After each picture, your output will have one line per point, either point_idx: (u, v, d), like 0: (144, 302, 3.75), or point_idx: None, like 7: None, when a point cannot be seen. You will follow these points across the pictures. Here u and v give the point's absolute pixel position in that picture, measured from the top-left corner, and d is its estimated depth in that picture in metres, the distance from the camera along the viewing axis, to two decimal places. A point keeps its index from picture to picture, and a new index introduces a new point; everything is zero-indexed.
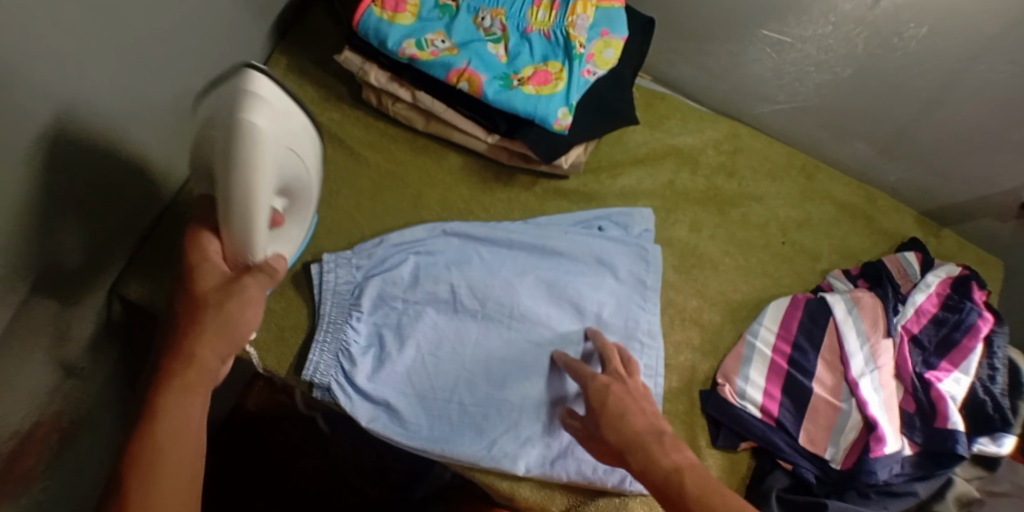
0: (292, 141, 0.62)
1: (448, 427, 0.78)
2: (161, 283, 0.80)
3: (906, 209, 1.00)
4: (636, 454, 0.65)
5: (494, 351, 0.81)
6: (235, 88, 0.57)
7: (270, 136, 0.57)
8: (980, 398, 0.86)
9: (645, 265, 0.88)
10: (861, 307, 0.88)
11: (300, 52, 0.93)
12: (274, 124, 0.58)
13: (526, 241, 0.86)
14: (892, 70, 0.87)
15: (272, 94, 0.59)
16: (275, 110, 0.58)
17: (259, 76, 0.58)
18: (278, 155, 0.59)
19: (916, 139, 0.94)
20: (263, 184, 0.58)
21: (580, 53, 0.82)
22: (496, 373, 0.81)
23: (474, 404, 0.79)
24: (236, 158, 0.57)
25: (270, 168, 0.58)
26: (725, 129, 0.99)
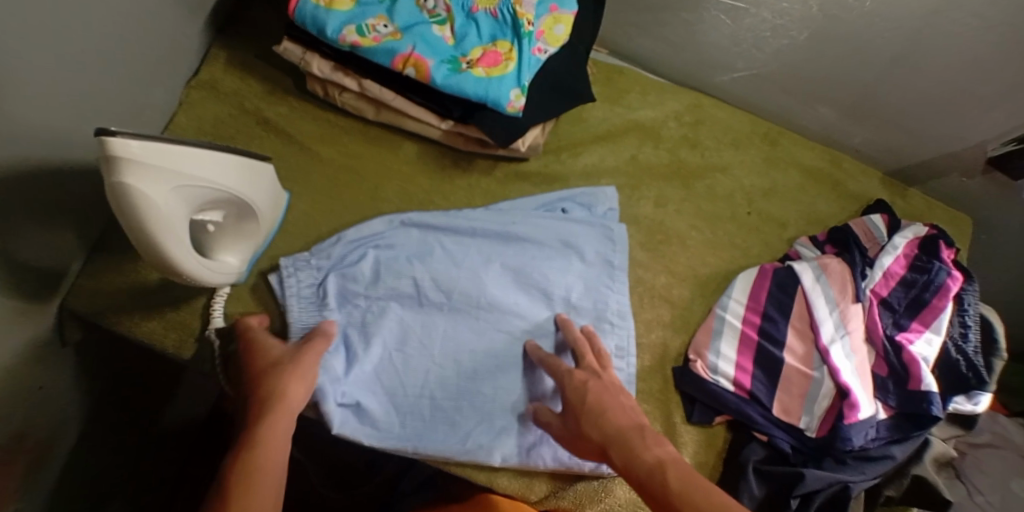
0: (190, 182, 0.64)
1: (420, 425, 0.77)
2: (110, 297, 0.78)
3: (872, 171, 0.99)
4: (618, 449, 0.64)
5: (464, 343, 0.80)
6: (101, 155, 0.59)
7: (147, 194, 0.60)
8: (953, 357, 0.86)
9: (611, 245, 0.86)
10: (829, 273, 0.87)
11: (240, 46, 0.90)
12: (152, 179, 0.60)
13: (490, 228, 0.83)
14: (850, 30, 0.85)
15: (145, 150, 0.59)
16: (151, 165, 0.59)
17: (122, 138, 0.58)
18: (170, 201, 0.62)
19: (878, 100, 0.93)
20: (160, 231, 0.62)
21: (529, 30, 0.79)
22: (466, 366, 0.79)
23: (446, 398, 0.78)
24: (125, 213, 0.60)
25: (162, 216, 0.62)
26: (686, 101, 0.97)
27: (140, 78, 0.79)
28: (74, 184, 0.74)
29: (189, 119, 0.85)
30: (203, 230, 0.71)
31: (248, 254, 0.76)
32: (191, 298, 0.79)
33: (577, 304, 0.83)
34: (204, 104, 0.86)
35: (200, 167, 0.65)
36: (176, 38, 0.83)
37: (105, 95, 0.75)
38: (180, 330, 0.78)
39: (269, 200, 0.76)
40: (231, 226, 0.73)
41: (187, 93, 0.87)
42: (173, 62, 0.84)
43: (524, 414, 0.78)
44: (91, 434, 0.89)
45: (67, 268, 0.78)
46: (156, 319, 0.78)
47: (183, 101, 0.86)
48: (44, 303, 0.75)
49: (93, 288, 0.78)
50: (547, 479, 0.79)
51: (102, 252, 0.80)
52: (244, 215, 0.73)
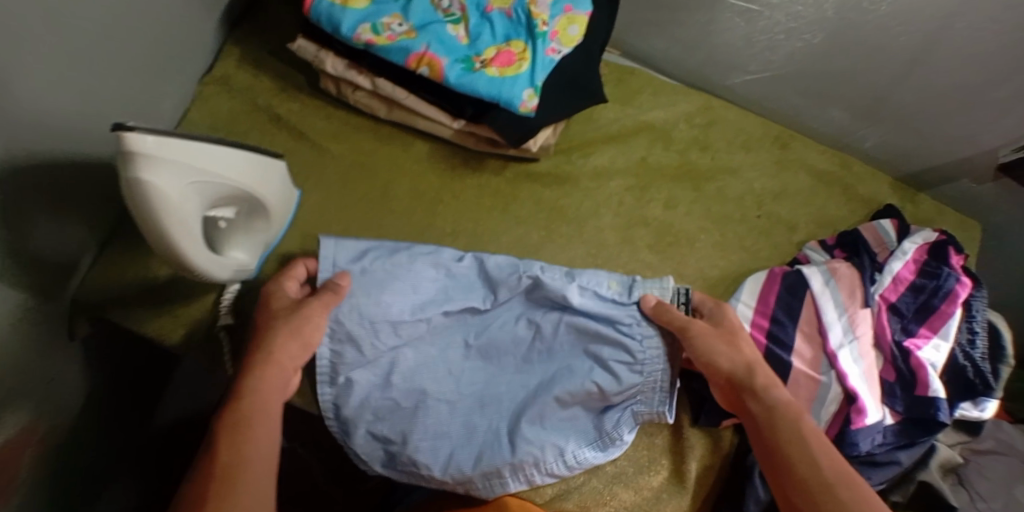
0: (204, 178, 0.64)
1: (484, 469, 0.75)
2: (122, 289, 0.78)
3: (882, 175, 0.99)
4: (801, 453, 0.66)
5: (514, 392, 0.78)
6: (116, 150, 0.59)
7: (163, 190, 0.60)
8: (961, 364, 0.86)
9: (630, 295, 0.78)
10: (839, 278, 0.86)
11: (252, 43, 0.90)
12: (168, 176, 0.60)
13: (461, 293, 0.79)
14: (864, 33, 0.85)
15: (161, 146, 0.59)
16: (167, 161, 0.60)
17: (139, 134, 0.58)
18: (186, 198, 0.62)
19: (891, 103, 0.93)
20: (176, 229, 0.62)
21: (544, 31, 0.79)
22: (523, 401, 0.77)
23: (551, 451, 0.76)
24: (141, 209, 0.61)
25: (177, 212, 0.62)
26: (697, 102, 0.97)
27: (154, 71, 0.79)
28: (84, 179, 0.74)
29: (201, 114, 0.86)
30: (214, 226, 0.71)
31: (260, 250, 0.76)
32: (203, 293, 0.79)
33: (610, 371, 0.76)
34: (216, 100, 0.86)
35: (214, 162, 0.65)
36: (187, 32, 0.83)
37: (117, 89, 0.75)
38: (191, 326, 0.78)
39: (281, 196, 0.76)
40: (242, 221, 0.73)
41: (201, 87, 0.87)
42: (185, 58, 0.84)
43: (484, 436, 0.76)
44: (99, 428, 0.90)
45: (79, 262, 0.78)
46: (166, 315, 0.78)
47: (195, 97, 0.87)
48: (55, 297, 0.75)
49: (105, 282, 0.78)
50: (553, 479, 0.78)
51: (114, 245, 0.80)
52: (256, 210, 0.73)
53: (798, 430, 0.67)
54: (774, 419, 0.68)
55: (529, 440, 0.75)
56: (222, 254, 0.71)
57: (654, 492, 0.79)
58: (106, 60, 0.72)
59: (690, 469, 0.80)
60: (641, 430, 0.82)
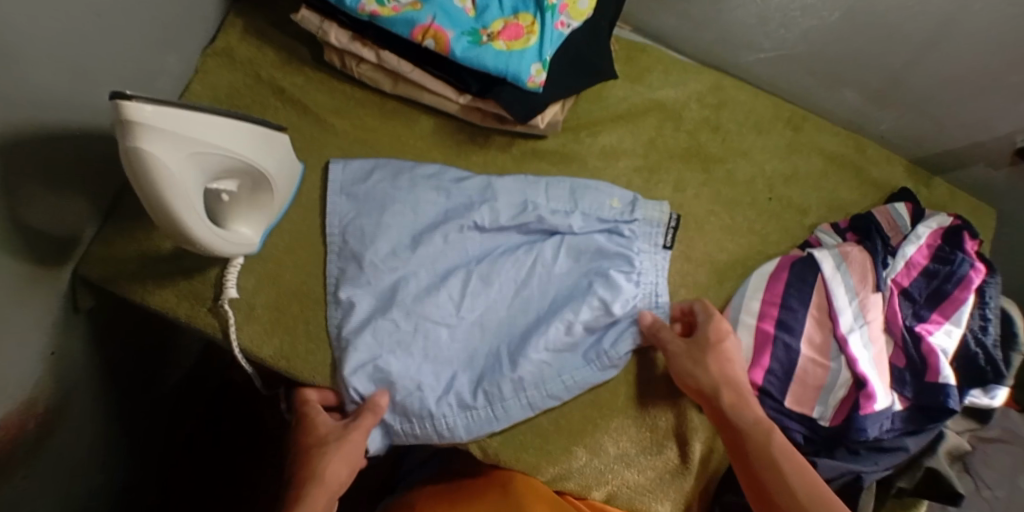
0: (206, 150, 0.63)
1: (485, 390, 0.75)
2: (124, 263, 0.77)
3: (897, 158, 0.97)
4: None
5: (513, 319, 0.79)
6: (114, 120, 0.58)
7: (163, 161, 0.59)
8: (972, 350, 0.85)
9: (633, 211, 0.84)
10: (850, 262, 0.85)
11: (255, 16, 0.88)
12: (169, 146, 0.59)
13: (460, 211, 0.81)
14: (881, 12, 0.82)
15: (160, 115, 0.58)
16: (167, 131, 0.59)
17: (138, 103, 0.57)
18: (185, 169, 0.61)
19: (906, 85, 0.90)
20: (175, 200, 0.61)
21: (552, 3, 0.77)
22: (528, 327, 0.79)
23: (555, 378, 0.77)
24: (140, 180, 0.60)
25: (180, 185, 0.61)
26: (709, 82, 0.95)
27: (156, 43, 0.78)
28: (85, 153, 0.73)
29: (203, 88, 0.84)
30: (218, 200, 0.70)
31: (262, 225, 0.75)
32: (204, 269, 0.78)
33: (608, 285, 0.80)
34: (219, 74, 0.85)
35: (216, 134, 0.64)
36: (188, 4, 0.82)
37: (117, 62, 0.73)
38: (195, 300, 0.77)
39: (284, 172, 0.75)
40: (246, 196, 0.72)
41: (202, 60, 0.86)
42: (187, 31, 0.83)
43: (484, 375, 0.76)
44: (107, 405, 0.90)
45: (81, 236, 0.77)
46: (169, 289, 0.77)
47: (198, 70, 0.85)
48: (57, 272, 0.75)
49: (107, 256, 0.77)
50: (556, 459, 0.77)
51: (116, 219, 0.79)
52: (260, 185, 0.72)
53: (792, 490, 0.70)
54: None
55: (533, 357, 0.76)
56: (226, 229, 0.71)
57: (658, 473, 0.79)
58: (104, 30, 0.70)
59: (695, 450, 0.80)
60: (644, 412, 0.80)
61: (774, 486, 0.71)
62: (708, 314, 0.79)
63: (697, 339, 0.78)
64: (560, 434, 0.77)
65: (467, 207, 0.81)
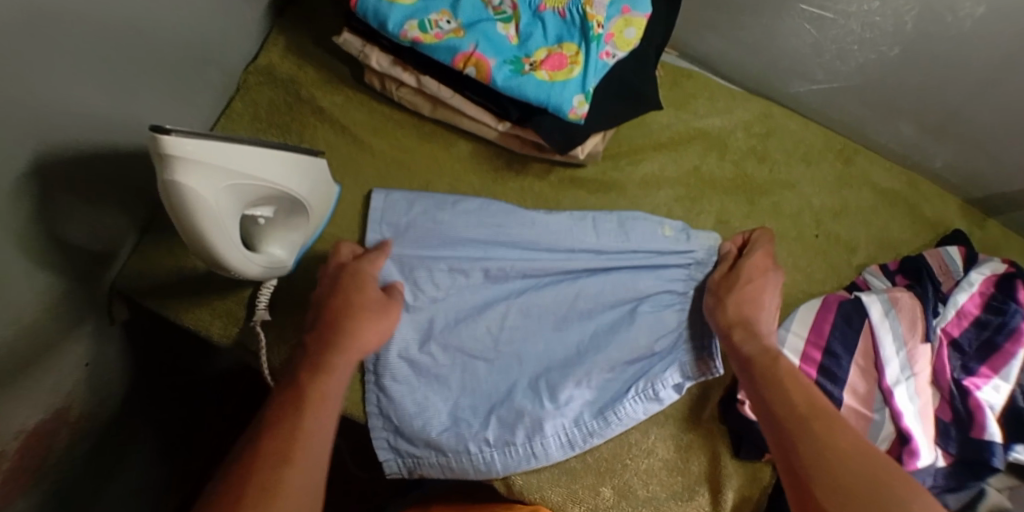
0: (243, 180, 0.62)
1: (524, 425, 0.75)
2: (161, 280, 0.77)
3: (951, 196, 0.93)
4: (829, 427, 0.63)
5: (551, 350, 0.78)
6: (154, 153, 0.57)
7: (199, 194, 0.58)
8: (1022, 406, 0.80)
9: (688, 240, 0.81)
10: (899, 308, 0.81)
11: (296, 32, 0.88)
12: (205, 179, 0.59)
13: (499, 244, 0.80)
14: (944, 49, 0.79)
15: (198, 149, 0.58)
16: (205, 164, 0.58)
17: (176, 137, 0.56)
18: (222, 200, 0.61)
19: (966, 122, 0.86)
20: (211, 232, 0.61)
21: (598, 33, 0.74)
22: (566, 362, 0.78)
23: (593, 415, 0.76)
24: (178, 213, 0.60)
25: (214, 216, 0.60)
26: (757, 110, 0.92)
27: (199, 58, 0.78)
28: (125, 168, 0.73)
29: (245, 104, 0.84)
30: (254, 223, 0.69)
31: (298, 246, 0.74)
32: (238, 286, 0.78)
33: (648, 316, 0.79)
34: (260, 90, 0.85)
35: (253, 164, 0.63)
36: (233, 17, 0.82)
37: (160, 77, 0.73)
38: (229, 319, 0.77)
39: (320, 194, 0.74)
40: (282, 219, 0.71)
41: (245, 77, 0.85)
42: (231, 44, 0.83)
43: (521, 412, 0.75)
44: (136, 405, 0.91)
45: (118, 251, 0.77)
46: (200, 304, 0.77)
47: (240, 86, 0.85)
48: (93, 284, 0.75)
49: (141, 272, 0.77)
50: (582, 498, 0.75)
51: (155, 233, 0.79)
52: (295, 209, 0.71)
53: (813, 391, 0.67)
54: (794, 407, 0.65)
55: (570, 396, 0.76)
56: (258, 252, 0.70)
57: None
58: (148, 47, 0.70)
59: (727, 499, 0.77)
60: (677, 455, 0.78)
61: (796, 381, 0.68)
62: (760, 257, 0.76)
63: (735, 273, 0.76)
64: (587, 472, 0.76)
65: (507, 239, 0.80)
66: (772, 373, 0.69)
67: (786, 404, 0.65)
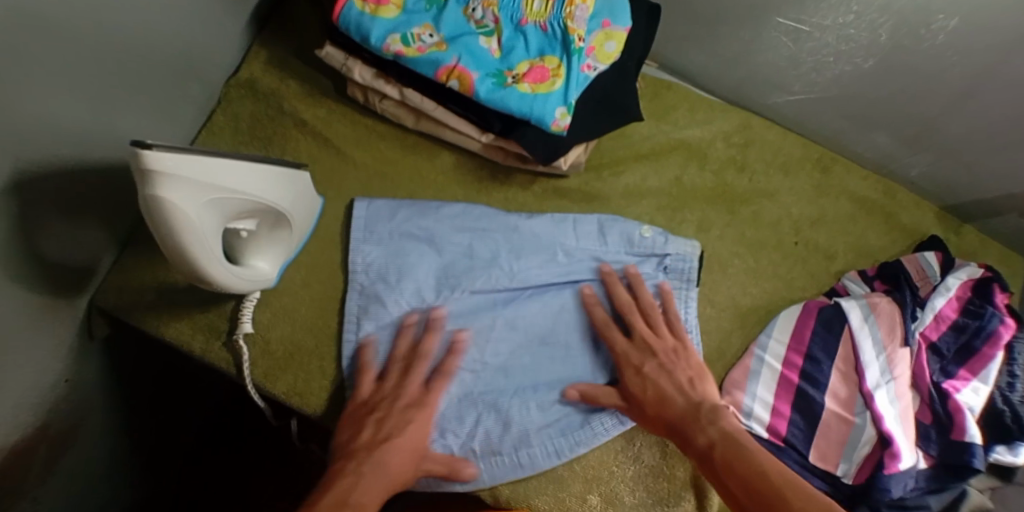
0: (225, 195, 0.62)
1: (512, 436, 0.75)
2: (141, 295, 0.77)
3: (927, 204, 0.95)
4: (729, 466, 0.66)
5: (539, 363, 0.79)
6: (134, 169, 0.57)
7: (184, 210, 0.59)
8: (999, 407, 0.82)
9: (665, 243, 0.83)
10: (878, 314, 0.83)
11: (279, 45, 0.88)
12: (187, 193, 0.59)
13: (486, 257, 0.80)
14: (917, 60, 0.81)
15: (179, 164, 0.58)
16: (186, 179, 0.58)
17: (156, 152, 0.56)
18: (205, 216, 0.61)
19: (940, 131, 0.88)
20: (195, 247, 0.61)
21: (579, 46, 0.75)
22: (552, 375, 0.78)
23: (580, 426, 0.77)
24: (160, 229, 0.59)
25: (197, 230, 0.60)
26: (736, 121, 0.94)
27: (180, 72, 0.78)
28: (103, 184, 0.73)
29: (227, 117, 0.84)
30: (236, 236, 0.69)
31: (281, 259, 0.74)
32: (220, 300, 0.78)
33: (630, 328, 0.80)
34: (242, 104, 0.85)
35: (235, 179, 0.63)
36: (216, 33, 0.82)
37: (139, 93, 0.73)
38: (211, 333, 0.77)
39: (304, 207, 0.74)
40: (265, 233, 0.71)
41: (227, 90, 0.85)
42: (212, 59, 0.83)
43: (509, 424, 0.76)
44: (119, 424, 0.90)
45: (98, 266, 0.77)
46: (182, 320, 0.77)
47: (222, 99, 0.85)
48: (72, 301, 0.75)
49: (121, 287, 0.77)
50: (569, 506, 0.75)
51: (134, 248, 0.79)
52: (278, 223, 0.71)
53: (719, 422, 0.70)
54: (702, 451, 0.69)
55: (558, 407, 0.77)
56: (243, 266, 0.70)
57: None
58: (129, 63, 0.70)
59: (712, 503, 0.78)
60: (662, 461, 0.79)
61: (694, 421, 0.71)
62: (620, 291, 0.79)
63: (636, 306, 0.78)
64: (575, 480, 0.76)
65: (495, 253, 0.81)
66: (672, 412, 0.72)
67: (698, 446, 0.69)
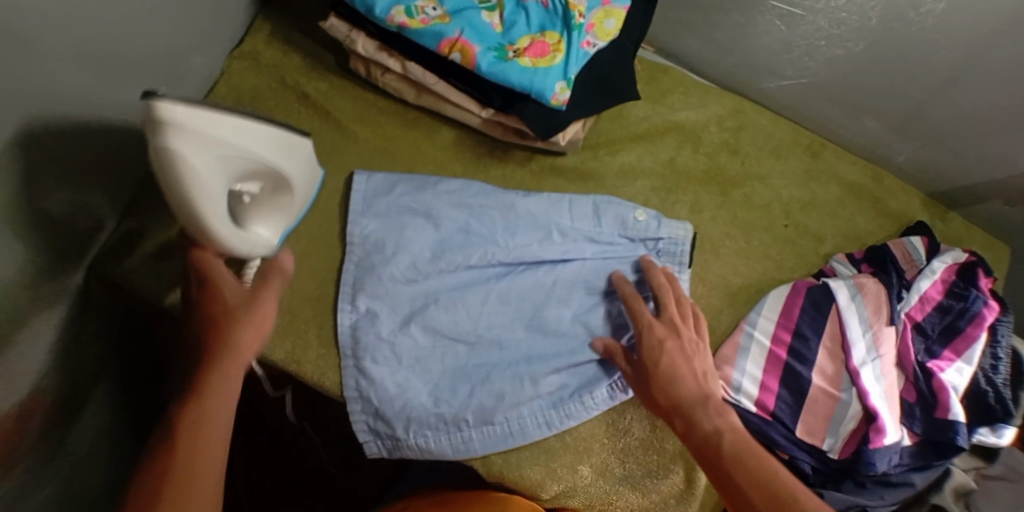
0: (233, 151, 0.63)
1: (506, 407, 0.76)
2: (144, 264, 0.77)
3: (914, 191, 0.97)
4: (738, 464, 0.67)
5: (532, 337, 0.79)
6: (146, 118, 0.58)
7: (191, 161, 0.59)
8: (982, 388, 0.84)
9: (658, 225, 0.84)
10: (865, 293, 0.84)
11: (283, 20, 0.90)
12: (194, 146, 0.59)
13: (482, 231, 0.81)
14: (907, 45, 0.83)
15: (191, 117, 0.58)
16: (196, 132, 0.59)
17: (166, 103, 0.57)
18: (212, 170, 0.61)
19: (927, 117, 0.91)
20: (200, 199, 0.62)
21: (579, 22, 0.77)
22: (545, 349, 0.79)
23: (573, 401, 0.78)
24: (167, 177, 0.60)
25: (202, 184, 0.61)
26: (730, 106, 0.96)
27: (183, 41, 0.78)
28: (104, 150, 0.73)
29: (230, 88, 0.85)
30: (239, 199, 0.70)
31: (282, 227, 0.75)
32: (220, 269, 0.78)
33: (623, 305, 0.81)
34: (244, 76, 0.86)
35: (243, 136, 0.64)
36: (219, 4, 0.83)
37: (143, 56, 0.73)
38: None
39: (305, 174, 0.75)
40: (267, 197, 0.72)
41: (229, 63, 0.86)
42: (215, 30, 0.83)
43: (502, 399, 0.76)
44: (110, 395, 0.89)
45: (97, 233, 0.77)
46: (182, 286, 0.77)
47: (224, 72, 0.86)
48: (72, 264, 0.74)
49: (122, 255, 0.77)
50: (561, 476, 0.76)
51: (134, 217, 0.79)
52: (280, 188, 0.72)
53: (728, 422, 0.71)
54: (712, 446, 0.69)
55: (551, 380, 0.78)
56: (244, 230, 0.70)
57: (663, 496, 0.79)
58: (134, 26, 0.71)
59: (700, 477, 0.80)
60: (652, 434, 0.80)
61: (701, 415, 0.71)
62: (656, 275, 0.79)
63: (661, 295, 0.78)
64: (566, 452, 0.77)
65: (490, 227, 0.81)
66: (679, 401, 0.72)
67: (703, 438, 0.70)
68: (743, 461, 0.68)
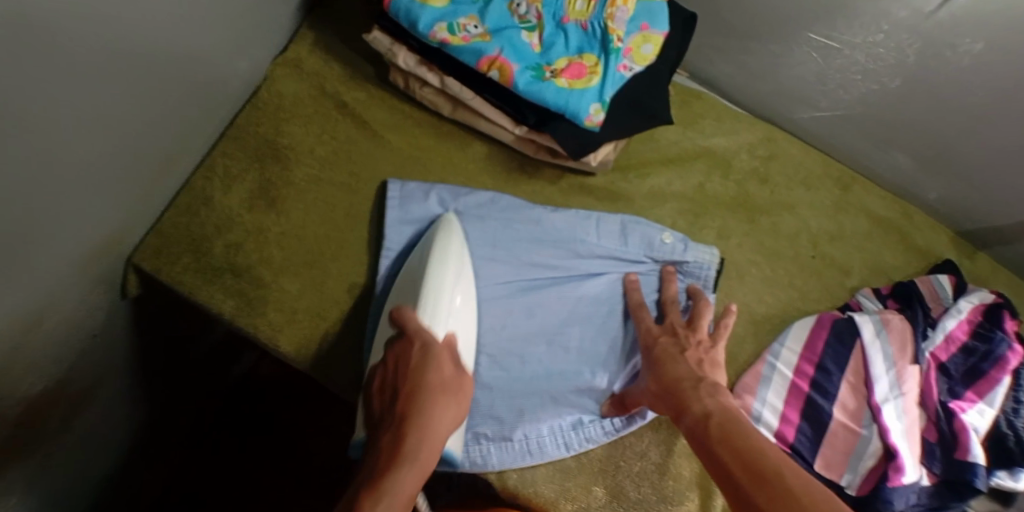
0: None
1: (524, 424, 0.77)
2: (178, 258, 0.77)
3: (942, 228, 0.96)
4: (719, 429, 0.63)
5: (554, 353, 0.80)
6: None
7: None
8: (1002, 431, 0.82)
9: (686, 249, 0.83)
10: (890, 330, 0.84)
11: (326, 30, 0.91)
12: None
13: (511, 245, 0.81)
14: (941, 83, 0.83)
15: None
16: None
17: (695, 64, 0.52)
18: None
19: (958, 156, 0.90)
20: None
21: (617, 46, 0.78)
22: (565, 367, 0.79)
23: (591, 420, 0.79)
24: None
25: None
26: (761, 134, 0.96)
27: (235, 48, 0.80)
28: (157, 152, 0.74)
29: (272, 93, 0.86)
30: None
31: None
32: (253, 270, 0.78)
33: None
34: (287, 82, 0.87)
35: None
36: (269, 13, 0.85)
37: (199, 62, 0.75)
38: (240, 299, 0.77)
39: None
40: None
41: (273, 68, 0.88)
42: (263, 37, 0.85)
43: (524, 414, 0.78)
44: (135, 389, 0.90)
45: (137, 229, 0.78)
46: (217, 283, 0.77)
47: (267, 77, 0.87)
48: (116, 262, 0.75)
49: (159, 249, 0.77)
50: (575, 496, 0.76)
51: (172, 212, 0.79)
52: None
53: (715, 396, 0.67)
54: (694, 418, 0.66)
55: (570, 399, 0.79)
56: None
57: None
58: None
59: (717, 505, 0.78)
60: (668, 460, 0.79)
61: (688, 388, 0.68)
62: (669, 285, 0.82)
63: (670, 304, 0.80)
64: (581, 472, 0.78)
65: (519, 242, 0.82)
66: (669, 380, 0.70)
67: (685, 411, 0.67)
68: (721, 427, 0.63)
